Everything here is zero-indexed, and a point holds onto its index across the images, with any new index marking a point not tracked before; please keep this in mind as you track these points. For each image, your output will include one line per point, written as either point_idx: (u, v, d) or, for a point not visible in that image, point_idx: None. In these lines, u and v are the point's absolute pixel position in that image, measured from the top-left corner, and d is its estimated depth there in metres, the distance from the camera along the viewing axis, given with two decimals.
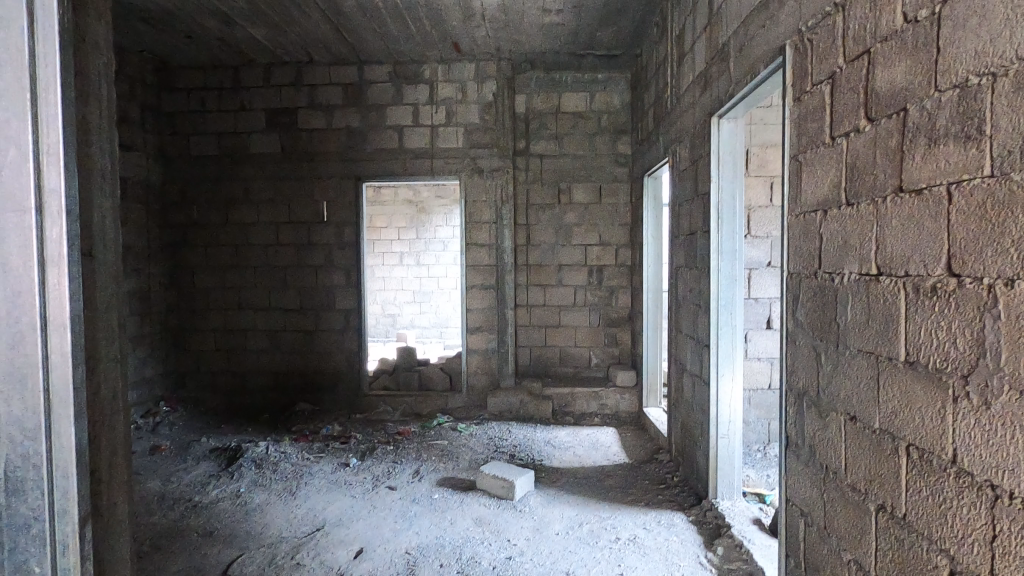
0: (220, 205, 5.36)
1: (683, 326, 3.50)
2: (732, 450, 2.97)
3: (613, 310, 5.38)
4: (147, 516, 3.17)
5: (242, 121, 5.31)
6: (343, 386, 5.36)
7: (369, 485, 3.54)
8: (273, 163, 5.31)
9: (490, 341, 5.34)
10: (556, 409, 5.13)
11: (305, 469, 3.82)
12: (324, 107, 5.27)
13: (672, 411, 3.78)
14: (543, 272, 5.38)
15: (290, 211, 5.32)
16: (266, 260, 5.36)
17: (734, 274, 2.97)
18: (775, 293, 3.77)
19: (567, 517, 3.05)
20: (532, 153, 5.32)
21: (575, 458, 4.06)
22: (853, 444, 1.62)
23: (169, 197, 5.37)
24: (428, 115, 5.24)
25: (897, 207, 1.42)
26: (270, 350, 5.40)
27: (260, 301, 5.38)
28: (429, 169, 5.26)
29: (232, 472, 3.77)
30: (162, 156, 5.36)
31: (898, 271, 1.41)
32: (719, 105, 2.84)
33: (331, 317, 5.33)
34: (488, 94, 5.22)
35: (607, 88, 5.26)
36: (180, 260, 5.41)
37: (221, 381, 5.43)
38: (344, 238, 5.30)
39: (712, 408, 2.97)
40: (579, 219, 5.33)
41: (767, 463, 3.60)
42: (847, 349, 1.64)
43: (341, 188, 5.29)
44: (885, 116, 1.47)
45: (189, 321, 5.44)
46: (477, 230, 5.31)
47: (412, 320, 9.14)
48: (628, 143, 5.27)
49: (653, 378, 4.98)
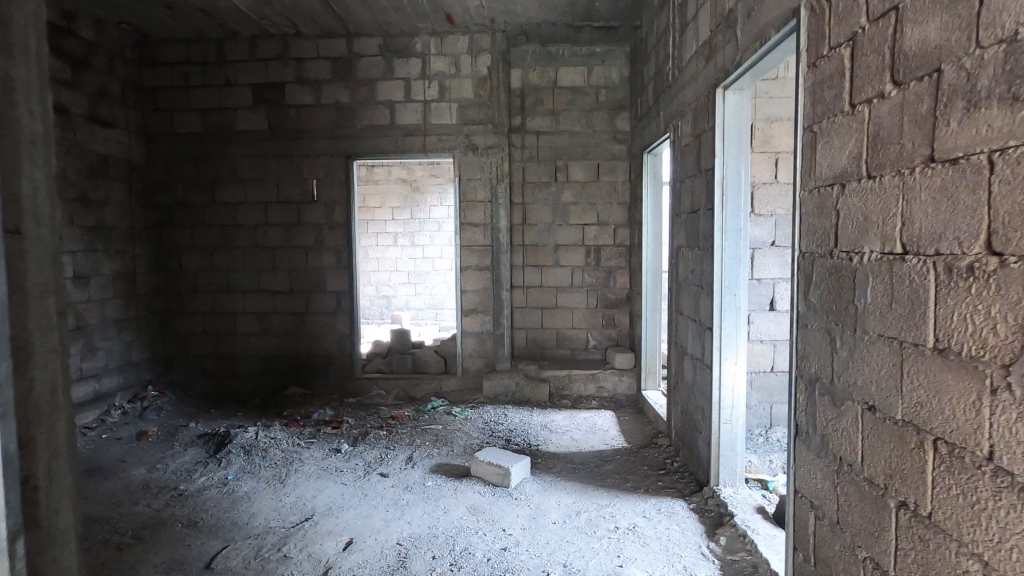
0: (206, 184, 5.19)
1: (683, 307, 3.39)
2: (734, 435, 2.87)
3: (611, 291, 5.26)
4: (130, 506, 3.07)
5: (227, 97, 5.13)
6: (335, 369, 5.24)
7: (360, 472, 3.44)
8: (260, 140, 5.14)
9: (486, 323, 5.22)
10: (553, 391, 5.05)
11: (295, 456, 3.72)
12: (312, 83, 5.08)
13: (671, 395, 3.68)
14: (539, 252, 5.26)
15: (278, 190, 5.16)
16: (254, 240, 5.21)
17: (738, 254, 2.84)
18: (779, 274, 3.65)
19: (565, 505, 2.96)
20: (528, 130, 5.17)
21: (573, 443, 3.97)
22: (871, 437, 1.52)
23: (152, 176, 5.20)
24: (420, 90, 5.07)
25: (927, 179, 1.29)
26: (260, 332, 5.27)
27: (249, 283, 5.24)
28: (422, 146, 5.10)
29: (220, 459, 3.67)
30: (144, 133, 5.17)
31: (927, 250, 1.29)
32: (724, 76, 2.69)
33: (322, 299, 5.21)
34: (482, 68, 5.04)
35: (605, 63, 5.10)
36: (166, 241, 5.25)
37: (210, 365, 5.31)
38: (334, 218, 5.15)
39: (715, 392, 2.87)
40: (575, 198, 5.19)
41: (769, 448, 3.49)
42: (866, 334, 1.53)
43: (331, 166, 5.12)
44: (915, 79, 1.34)
45: (176, 304, 5.29)
46: (471, 209, 5.15)
47: (407, 301, 9.02)
48: (626, 120, 5.12)
49: (652, 361, 4.85)
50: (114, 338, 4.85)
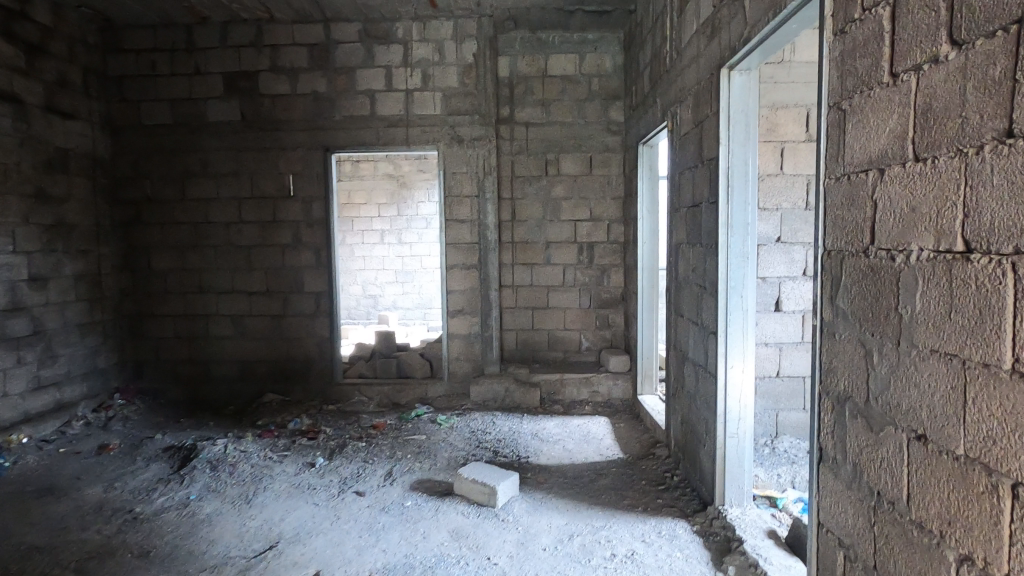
0: (176, 179, 4.89)
1: (684, 310, 3.14)
2: (741, 450, 2.63)
3: (605, 290, 5.01)
4: (79, 533, 2.79)
5: (198, 86, 4.82)
6: (315, 374, 4.97)
7: (335, 491, 3.17)
8: (233, 133, 4.84)
9: (473, 325, 4.94)
10: (544, 397, 4.79)
11: (265, 472, 3.45)
12: (287, 71, 4.78)
13: (671, 403, 3.43)
14: (530, 250, 5.00)
15: (253, 186, 4.87)
16: (227, 239, 4.91)
17: (746, 251, 2.59)
18: (785, 272, 3.41)
19: (556, 527, 2.70)
20: (517, 121, 4.90)
21: (565, 454, 3.71)
22: (920, 472, 1.27)
23: (119, 171, 4.89)
24: (403, 79, 4.78)
25: (1003, 160, 1.04)
26: (235, 336, 4.98)
27: (222, 284, 4.95)
28: (404, 138, 4.82)
29: (184, 475, 3.39)
30: (109, 125, 4.86)
31: (1003, 249, 1.04)
32: (731, 54, 2.43)
33: (300, 300, 4.92)
34: (468, 55, 4.76)
35: (598, 50, 4.83)
36: (134, 240, 4.95)
37: (182, 371, 5.02)
38: (312, 215, 4.87)
39: (720, 403, 2.62)
40: (567, 193, 4.94)
41: (776, 460, 3.23)
42: (915, 348, 1.28)
43: (308, 160, 4.84)
44: (983, 35, 1.08)
45: (145, 306, 4.99)
46: (458, 205, 4.87)
47: (395, 301, 8.73)
48: (620, 110, 4.87)
49: (648, 363, 4.56)
50: (77, 344, 4.54)
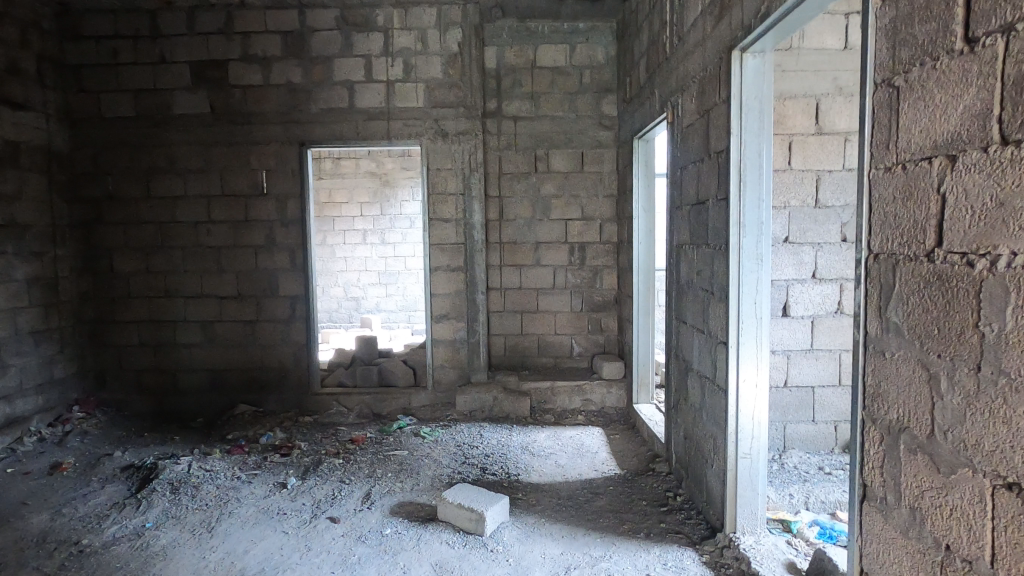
0: (139, 176, 4.57)
1: (687, 317, 2.90)
2: (754, 472, 2.39)
3: (597, 293, 4.77)
4: (15, 570, 2.49)
5: (163, 76, 4.50)
6: (290, 383, 4.67)
7: (307, 516, 2.89)
8: (201, 126, 4.53)
9: (459, 331, 4.66)
10: (534, 406, 4.54)
11: (231, 494, 3.15)
12: (259, 60, 4.48)
13: (672, 416, 3.18)
14: (518, 251, 4.74)
15: (223, 183, 4.56)
16: (195, 240, 4.60)
17: (760, 253, 2.34)
18: (794, 274, 3.18)
19: (551, 559, 2.45)
20: (504, 115, 4.64)
21: (557, 470, 3.45)
22: (1010, 528, 1.03)
23: (78, 167, 4.56)
24: (383, 69, 4.50)
25: None
26: (204, 343, 4.66)
27: (191, 288, 4.62)
28: (385, 132, 4.53)
29: (141, 500, 3.09)
30: (67, 117, 4.53)
31: None
32: (744, 34, 2.18)
33: (274, 305, 4.62)
34: (453, 44, 4.49)
35: (589, 40, 4.59)
36: (94, 240, 4.61)
37: (147, 381, 4.69)
38: (287, 214, 4.57)
39: (732, 421, 2.38)
40: (557, 191, 4.68)
41: (787, 478, 2.98)
42: (1002, 377, 1.04)
43: (282, 155, 4.54)
44: None
45: (107, 312, 4.65)
46: (442, 203, 4.59)
47: (378, 303, 8.43)
48: (614, 103, 4.62)
49: (644, 370, 4.32)
50: (30, 353, 4.21)
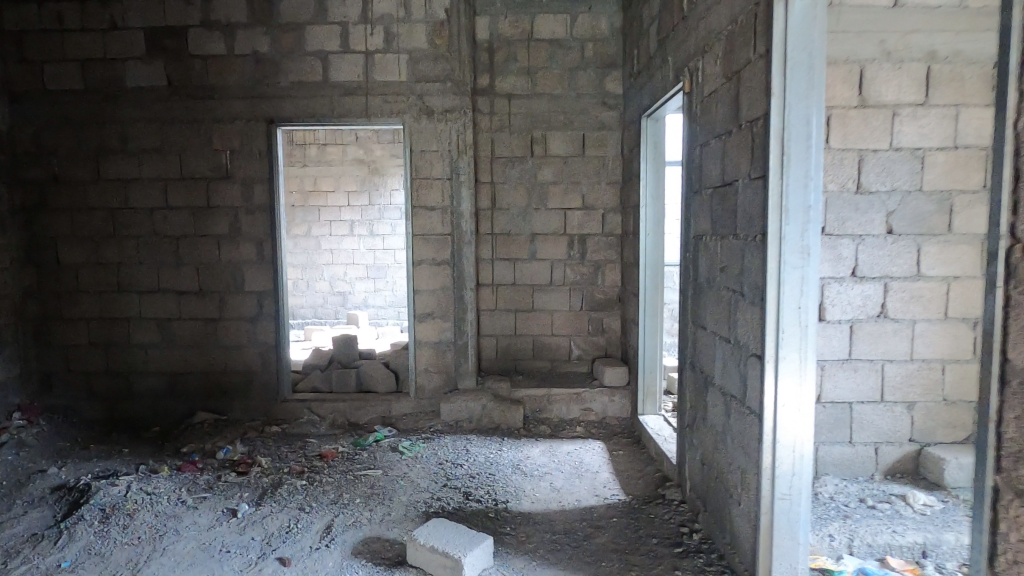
0: (88, 157, 4.09)
1: (709, 321, 2.43)
2: (793, 517, 1.93)
3: (598, 291, 4.30)
4: None
5: (114, 44, 4.01)
6: (257, 388, 4.20)
7: (253, 556, 2.43)
8: (156, 101, 4.04)
9: (445, 332, 4.17)
10: (528, 416, 4.09)
11: (170, 525, 2.69)
12: (222, 27, 3.99)
13: (688, 438, 2.72)
14: (512, 244, 4.27)
15: (181, 165, 4.08)
16: (152, 228, 4.12)
17: (806, 246, 1.87)
18: (830, 272, 2.72)
19: None
20: (497, 92, 4.16)
21: (552, 495, 3.00)
22: None
23: (20, 147, 4.09)
24: (362, 38, 4.01)
25: None
26: (162, 343, 4.19)
27: (146, 282, 4.15)
28: (363, 110, 4.05)
29: (62, 531, 2.63)
30: (7, 90, 4.04)
31: None
32: None
33: (239, 301, 4.15)
34: (439, 10, 4.00)
35: (593, 9, 4.10)
36: (38, 229, 4.14)
37: (98, 386, 4.22)
38: (253, 200, 4.10)
39: (768, 454, 1.92)
40: (555, 177, 4.21)
41: (824, 514, 2.52)
42: None
43: (248, 135, 4.06)
44: None
45: (53, 309, 4.18)
46: (426, 189, 4.09)
47: (366, 298, 7.94)
48: (619, 80, 4.14)
49: (651, 379, 3.83)
50: None
